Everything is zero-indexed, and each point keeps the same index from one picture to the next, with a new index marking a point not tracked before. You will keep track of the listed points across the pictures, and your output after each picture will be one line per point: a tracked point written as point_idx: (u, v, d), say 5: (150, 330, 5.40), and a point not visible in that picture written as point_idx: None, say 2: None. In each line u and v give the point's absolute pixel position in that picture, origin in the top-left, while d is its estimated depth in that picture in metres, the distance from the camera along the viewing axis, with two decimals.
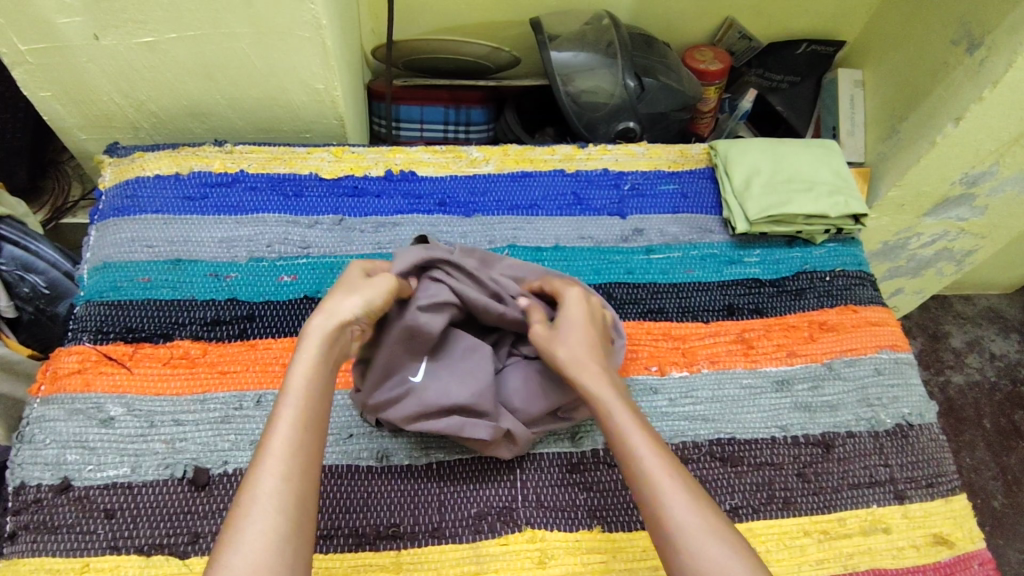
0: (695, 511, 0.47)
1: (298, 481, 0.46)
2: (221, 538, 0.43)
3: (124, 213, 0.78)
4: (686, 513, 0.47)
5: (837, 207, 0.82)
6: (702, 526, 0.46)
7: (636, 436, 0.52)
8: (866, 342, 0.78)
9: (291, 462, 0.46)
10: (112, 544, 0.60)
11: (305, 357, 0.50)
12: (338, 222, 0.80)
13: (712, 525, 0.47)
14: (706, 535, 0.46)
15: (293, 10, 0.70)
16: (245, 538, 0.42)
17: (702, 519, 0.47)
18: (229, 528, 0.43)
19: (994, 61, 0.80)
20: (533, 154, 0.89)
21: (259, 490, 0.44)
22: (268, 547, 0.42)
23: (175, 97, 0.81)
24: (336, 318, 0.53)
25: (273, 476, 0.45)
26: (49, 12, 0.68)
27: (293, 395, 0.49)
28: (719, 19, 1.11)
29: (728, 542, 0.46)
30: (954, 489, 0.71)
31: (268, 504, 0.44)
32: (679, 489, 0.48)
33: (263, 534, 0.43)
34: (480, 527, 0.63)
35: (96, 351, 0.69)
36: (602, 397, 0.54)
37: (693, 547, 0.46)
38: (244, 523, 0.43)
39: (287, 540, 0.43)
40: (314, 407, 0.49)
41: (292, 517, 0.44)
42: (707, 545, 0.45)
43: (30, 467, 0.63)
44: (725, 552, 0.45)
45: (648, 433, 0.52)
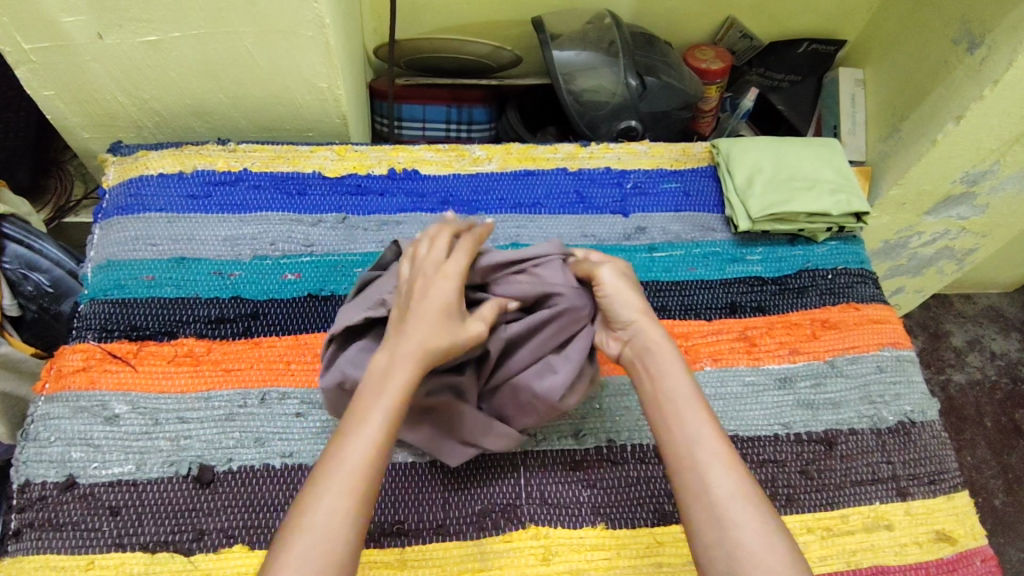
0: (740, 487, 0.51)
1: (364, 509, 0.47)
2: (281, 548, 0.45)
3: (128, 211, 0.78)
4: (731, 488, 0.51)
5: (840, 205, 0.83)
6: (745, 501, 0.50)
7: (690, 406, 0.55)
8: (868, 340, 0.78)
9: (363, 490, 0.47)
10: (117, 542, 0.60)
11: (397, 384, 0.51)
12: (341, 220, 0.80)
13: (755, 504, 0.50)
14: (749, 510, 0.49)
15: (297, 9, 0.70)
16: (308, 554, 0.44)
17: (746, 495, 0.50)
18: (291, 541, 0.45)
19: (995, 60, 0.80)
20: (536, 153, 0.89)
21: (328, 506, 0.46)
22: (330, 568, 0.44)
23: (179, 96, 0.81)
24: (430, 352, 0.53)
25: (345, 500, 0.46)
26: (53, 11, 0.68)
27: (379, 415, 0.50)
28: (720, 18, 1.11)
29: (767, 522, 0.49)
30: (956, 486, 0.72)
31: (336, 526, 0.46)
32: (728, 464, 0.52)
33: (325, 554, 0.44)
34: (485, 524, 0.63)
35: (101, 349, 0.69)
36: (661, 365, 0.58)
37: (738, 520, 0.49)
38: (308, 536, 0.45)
39: (345, 565, 0.45)
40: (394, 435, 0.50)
41: (353, 544, 0.46)
42: (747, 519, 0.49)
43: (35, 464, 0.63)
44: (763, 528, 0.48)
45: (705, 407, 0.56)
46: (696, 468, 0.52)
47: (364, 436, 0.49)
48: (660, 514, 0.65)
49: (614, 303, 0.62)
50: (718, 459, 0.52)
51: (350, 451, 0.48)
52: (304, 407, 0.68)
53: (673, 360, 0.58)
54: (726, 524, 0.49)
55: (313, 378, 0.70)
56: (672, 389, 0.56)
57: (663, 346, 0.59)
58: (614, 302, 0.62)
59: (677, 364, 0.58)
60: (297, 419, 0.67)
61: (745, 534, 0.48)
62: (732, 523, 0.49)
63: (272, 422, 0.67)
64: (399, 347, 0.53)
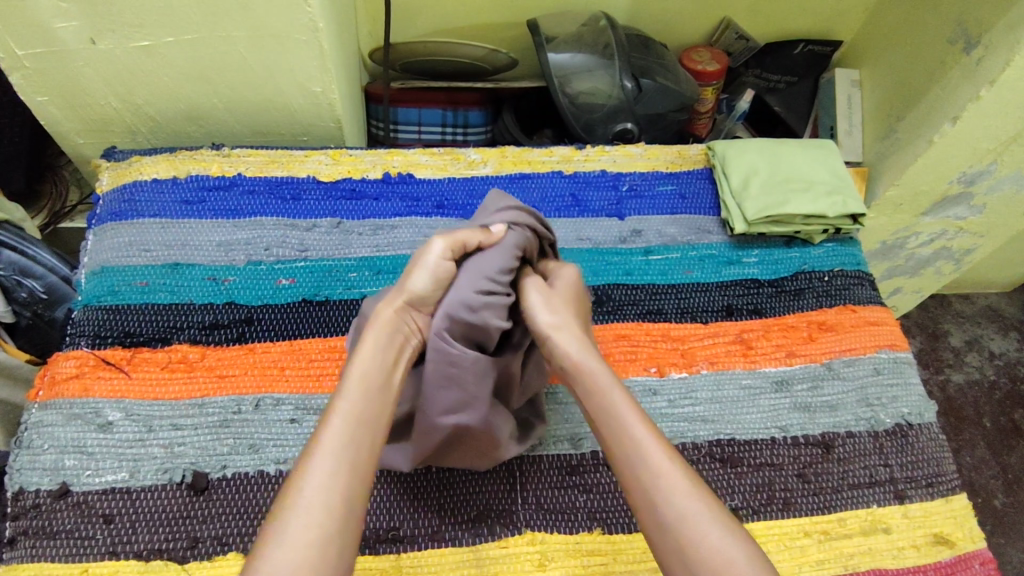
0: (695, 498, 0.49)
1: (348, 479, 0.47)
2: (264, 532, 0.45)
3: (121, 217, 0.77)
4: (685, 502, 0.48)
5: (836, 206, 0.82)
6: (699, 511, 0.48)
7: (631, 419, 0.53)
8: (865, 343, 0.78)
9: (340, 457, 0.48)
10: (111, 550, 0.60)
11: (366, 354, 0.54)
12: (336, 225, 0.80)
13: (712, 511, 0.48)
14: (703, 520, 0.48)
15: (290, 13, 0.70)
16: (288, 532, 0.44)
17: (702, 504, 0.48)
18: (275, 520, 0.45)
19: (991, 60, 0.80)
20: (531, 156, 0.88)
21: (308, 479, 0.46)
22: (313, 541, 0.44)
23: (173, 101, 0.81)
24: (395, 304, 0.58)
25: (322, 471, 0.47)
26: (45, 16, 0.68)
27: (348, 390, 0.52)
28: (716, 19, 1.11)
29: (727, 529, 0.47)
30: (954, 489, 0.71)
31: (315, 498, 0.46)
32: (677, 474, 0.50)
33: (306, 529, 0.44)
34: (480, 530, 0.63)
35: (94, 356, 0.69)
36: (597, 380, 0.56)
37: (693, 534, 0.47)
38: (291, 514, 0.45)
39: (331, 539, 0.44)
40: (371, 404, 0.52)
41: (339, 511, 0.46)
42: (705, 532, 0.47)
43: (29, 472, 0.63)
44: (722, 537, 0.47)
45: (644, 417, 0.53)
46: (645, 487, 0.50)
47: (338, 410, 0.50)
48: None
49: (533, 312, 0.59)
50: (665, 472, 0.50)
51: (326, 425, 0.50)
52: (298, 413, 0.68)
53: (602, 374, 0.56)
54: (684, 542, 0.47)
55: (308, 384, 0.69)
56: (609, 405, 0.54)
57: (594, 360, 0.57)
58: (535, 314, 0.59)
59: (608, 380, 0.56)
60: (292, 425, 0.67)
61: (704, 545, 0.47)
62: (691, 540, 0.47)
63: (266, 429, 0.66)
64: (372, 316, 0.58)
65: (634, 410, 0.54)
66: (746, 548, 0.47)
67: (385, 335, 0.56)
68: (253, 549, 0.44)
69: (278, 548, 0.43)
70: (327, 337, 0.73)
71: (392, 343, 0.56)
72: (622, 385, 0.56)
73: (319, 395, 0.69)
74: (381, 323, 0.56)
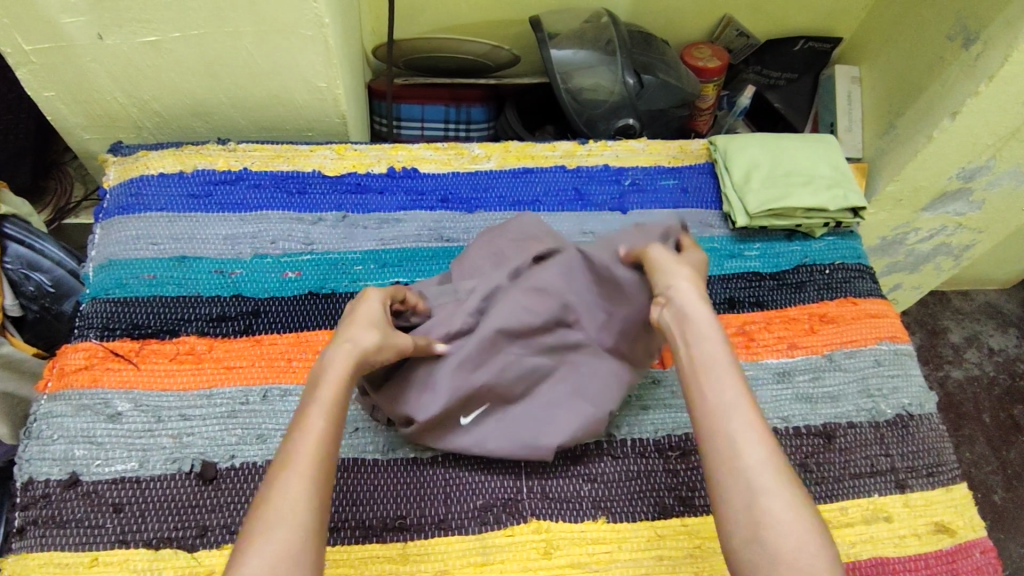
0: (772, 463, 0.48)
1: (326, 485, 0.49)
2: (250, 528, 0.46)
3: (129, 211, 0.78)
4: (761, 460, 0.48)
5: (837, 200, 0.83)
6: (773, 475, 0.48)
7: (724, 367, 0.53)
8: (866, 334, 0.79)
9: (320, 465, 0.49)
10: (121, 538, 0.60)
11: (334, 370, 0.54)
12: (341, 219, 0.81)
13: (784, 479, 0.48)
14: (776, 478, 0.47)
15: (296, 8, 0.71)
16: (274, 536, 0.45)
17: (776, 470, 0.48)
18: (257, 524, 0.46)
19: (990, 55, 0.81)
20: (534, 150, 0.89)
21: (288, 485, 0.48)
22: (302, 539, 0.46)
23: (179, 97, 0.82)
24: (359, 352, 0.56)
25: (304, 476, 0.48)
26: (54, 12, 0.68)
27: (319, 403, 0.52)
28: (716, 17, 1.12)
29: (798, 501, 0.47)
30: (954, 479, 0.72)
31: (300, 501, 0.47)
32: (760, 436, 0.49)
33: (294, 529, 0.46)
34: (487, 518, 0.63)
35: (103, 348, 0.69)
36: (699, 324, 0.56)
37: (764, 487, 0.47)
38: (272, 519, 0.46)
39: (315, 537, 0.47)
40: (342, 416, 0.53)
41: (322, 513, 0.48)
42: (774, 495, 0.47)
43: (39, 462, 0.63)
44: (788, 499, 0.46)
45: (739, 376, 0.53)
46: (724, 435, 0.50)
47: (314, 418, 0.51)
48: (661, 507, 0.65)
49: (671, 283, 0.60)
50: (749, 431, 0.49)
51: (300, 432, 0.51)
52: None
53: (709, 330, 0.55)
54: (752, 491, 0.47)
55: None
56: (705, 350, 0.54)
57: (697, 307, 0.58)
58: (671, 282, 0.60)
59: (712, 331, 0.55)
60: None
61: (771, 506, 0.46)
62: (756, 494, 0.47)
63: (274, 419, 0.67)
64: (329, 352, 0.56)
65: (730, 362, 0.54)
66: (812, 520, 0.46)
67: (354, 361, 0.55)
68: (238, 547, 0.45)
69: (266, 546, 0.45)
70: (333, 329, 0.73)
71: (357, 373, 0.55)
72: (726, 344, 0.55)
73: None
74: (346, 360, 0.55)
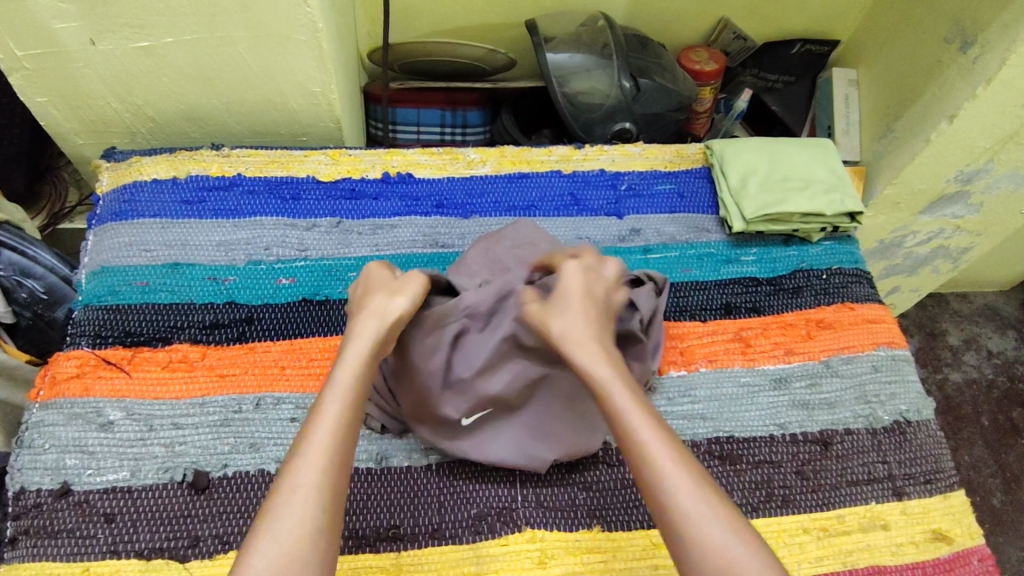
0: (703, 502, 0.47)
1: (335, 479, 0.48)
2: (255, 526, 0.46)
3: (122, 217, 0.78)
4: (692, 502, 0.47)
5: (834, 205, 0.83)
6: (705, 517, 0.47)
7: (637, 414, 0.51)
8: (863, 340, 0.79)
9: (328, 459, 0.48)
10: (112, 549, 0.60)
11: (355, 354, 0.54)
12: (336, 225, 0.80)
13: (717, 512, 0.47)
14: (710, 516, 0.47)
15: (289, 13, 0.70)
16: (281, 530, 0.45)
17: (708, 508, 0.47)
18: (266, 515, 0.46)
19: (988, 58, 0.80)
20: (530, 155, 0.89)
21: (299, 478, 0.47)
22: (305, 536, 0.45)
23: (173, 102, 0.81)
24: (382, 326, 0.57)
25: (312, 470, 0.47)
26: (45, 17, 0.68)
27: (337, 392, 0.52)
28: (713, 19, 1.12)
29: (738, 534, 0.46)
30: (952, 485, 0.72)
31: (304, 496, 0.46)
32: (685, 475, 0.48)
33: (297, 527, 0.45)
34: (480, 527, 0.63)
35: (95, 356, 0.69)
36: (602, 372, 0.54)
37: (701, 530, 0.46)
38: (281, 511, 0.46)
39: (321, 534, 0.46)
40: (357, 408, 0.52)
41: (327, 510, 0.47)
42: (713, 534, 0.46)
43: (30, 472, 0.63)
44: (727, 534, 0.46)
45: (653, 420, 0.51)
46: (649, 488, 0.49)
47: (326, 411, 0.51)
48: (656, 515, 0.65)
49: (555, 330, 0.57)
50: (673, 474, 0.48)
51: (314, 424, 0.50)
52: (299, 411, 0.68)
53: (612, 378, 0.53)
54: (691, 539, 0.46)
55: (308, 383, 0.70)
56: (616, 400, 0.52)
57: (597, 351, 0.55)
58: (558, 329, 0.57)
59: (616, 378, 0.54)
60: (292, 424, 0.67)
61: (712, 550, 0.46)
62: (696, 540, 0.46)
63: (267, 428, 0.67)
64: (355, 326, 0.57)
65: (641, 408, 0.52)
66: (752, 546, 0.46)
67: (370, 348, 0.55)
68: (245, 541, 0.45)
69: (271, 542, 0.44)
70: (326, 336, 0.73)
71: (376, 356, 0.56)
72: (632, 389, 0.53)
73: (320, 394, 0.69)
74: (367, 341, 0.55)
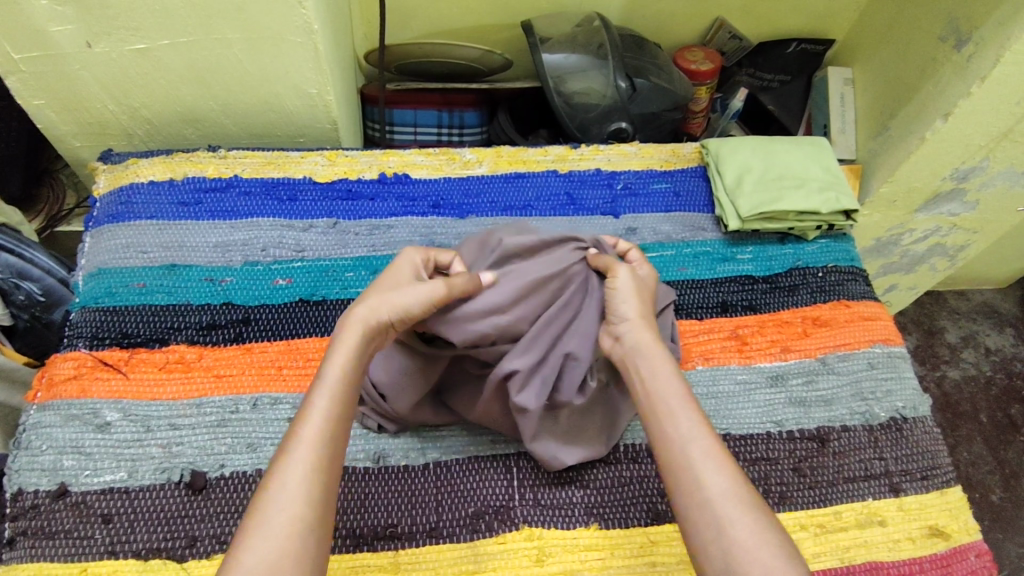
0: (735, 486, 0.49)
1: (325, 475, 0.48)
2: (244, 526, 0.45)
3: (118, 219, 0.78)
4: (727, 485, 0.49)
5: (830, 203, 0.83)
6: (738, 501, 0.48)
7: (682, 403, 0.54)
8: (859, 337, 0.79)
9: (318, 455, 0.48)
10: (110, 549, 0.60)
11: (345, 347, 0.53)
12: (332, 225, 0.80)
13: (749, 501, 0.48)
14: (741, 506, 0.48)
15: (284, 14, 0.70)
16: (271, 526, 0.44)
17: (741, 494, 0.49)
18: (256, 512, 0.45)
19: (982, 56, 0.81)
20: (526, 155, 0.89)
21: (287, 476, 0.46)
22: (295, 534, 0.44)
23: (169, 104, 0.81)
24: (379, 314, 0.55)
25: (302, 469, 0.47)
26: (41, 20, 0.68)
27: (325, 390, 0.51)
28: (708, 19, 1.12)
29: (766, 526, 0.47)
30: (949, 481, 0.72)
31: (295, 493, 0.46)
32: (722, 458, 0.51)
33: (286, 523, 0.45)
34: (478, 526, 0.63)
35: (92, 357, 0.69)
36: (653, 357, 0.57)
37: (730, 517, 0.47)
38: (270, 509, 0.45)
39: (309, 532, 0.45)
40: (346, 404, 0.52)
41: (317, 507, 0.46)
42: (743, 518, 0.47)
43: (28, 473, 0.63)
44: (756, 525, 0.47)
45: (698, 407, 0.54)
46: (688, 467, 0.50)
47: (316, 409, 0.50)
48: (653, 513, 0.65)
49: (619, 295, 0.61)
50: (710, 459, 0.50)
51: (304, 420, 0.50)
52: (295, 412, 0.68)
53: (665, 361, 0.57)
54: (719, 523, 0.47)
55: (305, 383, 0.70)
56: (663, 390, 0.55)
57: (652, 344, 0.59)
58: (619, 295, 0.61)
59: (667, 369, 0.57)
60: (290, 424, 0.67)
61: (738, 537, 0.46)
62: (727, 521, 0.47)
63: (263, 428, 0.67)
64: (350, 313, 0.55)
65: (688, 398, 0.55)
66: (777, 533, 0.47)
67: (363, 337, 0.54)
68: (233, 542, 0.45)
69: (258, 541, 0.44)
70: (323, 336, 0.73)
71: (366, 346, 0.55)
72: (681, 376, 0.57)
73: None
74: (357, 330, 0.54)
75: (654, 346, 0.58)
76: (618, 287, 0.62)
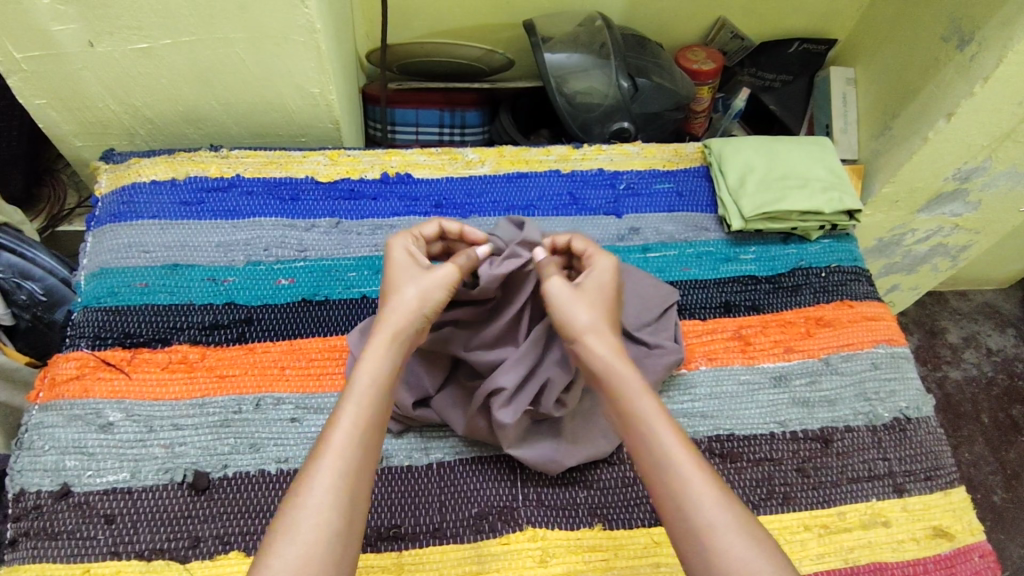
0: (723, 512, 0.47)
1: (355, 478, 0.47)
2: (273, 530, 0.45)
3: (120, 218, 0.78)
4: (713, 511, 0.47)
5: (833, 203, 0.83)
6: (728, 527, 0.47)
7: (660, 423, 0.51)
8: (862, 338, 0.79)
9: (348, 456, 0.48)
10: (112, 550, 0.60)
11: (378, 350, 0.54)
12: (335, 225, 0.80)
13: (740, 525, 0.47)
14: (732, 531, 0.46)
15: (287, 14, 0.70)
16: (301, 530, 0.44)
17: (730, 519, 0.47)
18: (284, 517, 0.45)
19: (984, 56, 0.80)
20: (529, 154, 0.89)
21: (317, 480, 0.46)
22: (323, 539, 0.44)
23: (170, 103, 0.81)
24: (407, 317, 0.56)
25: (332, 471, 0.47)
26: (44, 19, 0.68)
27: (356, 394, 0.51)
28: (710, 19, 1.12)
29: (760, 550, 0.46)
30: (952, 482, 0.72)
31: (323, 496, 0.46)
32: (707, 482, 0.49)
33: (315, 527, 0.44)
34: (481, 526, 0.63)
35: (94, 357, 0.69)
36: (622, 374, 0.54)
37: (720, 546, 0.46)
38: (300, 513, 0.45)
39: (339, 536, 0.45)
40: (379, 406, 0.51)
41: (345, 509, 0.46)
42: (736, 546, 0.46)
43: (30, 473, 0.63)
44: (749, 550, 0.46)
45: (674, 427, 0.52)
46: (671, 496, 0.49)
47: (346, 410, 0.50)
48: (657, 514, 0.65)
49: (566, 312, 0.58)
50: (696, 483, 0.49)
51: (335, 424, 0.49)
52: (298, 412, 0.68)
53: (631, 378, 0.54)
54: (710, 552, 0.46)
55: (308, 383, 0.70)
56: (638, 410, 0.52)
57: (612, 359, 0.55)
58: (565, 311, 0.58)
59: (638, 386, 0.54)
60: (292, 424, 0.67)
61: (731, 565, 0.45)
62: (718, 552, 0.46)
63: (266, 428, 0.67)
64: (382, 317, 0.56)
65: (664, 417, 0.52)
66: (772, 556, 0.46)
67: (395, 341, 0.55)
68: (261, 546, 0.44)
69: (288, 547, 0.43)
70: (326, 336, 0.73)
71: (399, 348, 0.55)
72: (653, 394, 0.54)
73: (320, 394, 0.69)
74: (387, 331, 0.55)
75: (619, 362, 0.55)
76: (563, 300, 0.59)
